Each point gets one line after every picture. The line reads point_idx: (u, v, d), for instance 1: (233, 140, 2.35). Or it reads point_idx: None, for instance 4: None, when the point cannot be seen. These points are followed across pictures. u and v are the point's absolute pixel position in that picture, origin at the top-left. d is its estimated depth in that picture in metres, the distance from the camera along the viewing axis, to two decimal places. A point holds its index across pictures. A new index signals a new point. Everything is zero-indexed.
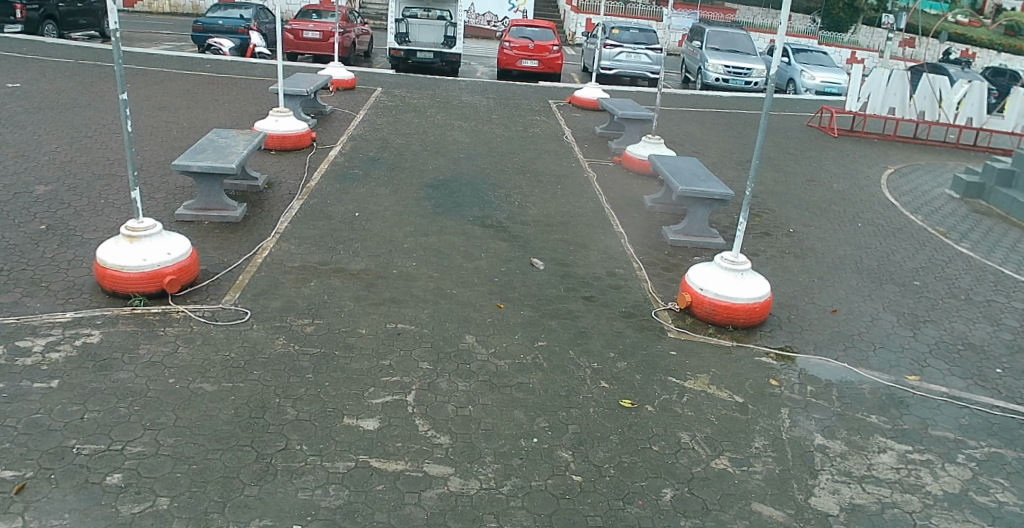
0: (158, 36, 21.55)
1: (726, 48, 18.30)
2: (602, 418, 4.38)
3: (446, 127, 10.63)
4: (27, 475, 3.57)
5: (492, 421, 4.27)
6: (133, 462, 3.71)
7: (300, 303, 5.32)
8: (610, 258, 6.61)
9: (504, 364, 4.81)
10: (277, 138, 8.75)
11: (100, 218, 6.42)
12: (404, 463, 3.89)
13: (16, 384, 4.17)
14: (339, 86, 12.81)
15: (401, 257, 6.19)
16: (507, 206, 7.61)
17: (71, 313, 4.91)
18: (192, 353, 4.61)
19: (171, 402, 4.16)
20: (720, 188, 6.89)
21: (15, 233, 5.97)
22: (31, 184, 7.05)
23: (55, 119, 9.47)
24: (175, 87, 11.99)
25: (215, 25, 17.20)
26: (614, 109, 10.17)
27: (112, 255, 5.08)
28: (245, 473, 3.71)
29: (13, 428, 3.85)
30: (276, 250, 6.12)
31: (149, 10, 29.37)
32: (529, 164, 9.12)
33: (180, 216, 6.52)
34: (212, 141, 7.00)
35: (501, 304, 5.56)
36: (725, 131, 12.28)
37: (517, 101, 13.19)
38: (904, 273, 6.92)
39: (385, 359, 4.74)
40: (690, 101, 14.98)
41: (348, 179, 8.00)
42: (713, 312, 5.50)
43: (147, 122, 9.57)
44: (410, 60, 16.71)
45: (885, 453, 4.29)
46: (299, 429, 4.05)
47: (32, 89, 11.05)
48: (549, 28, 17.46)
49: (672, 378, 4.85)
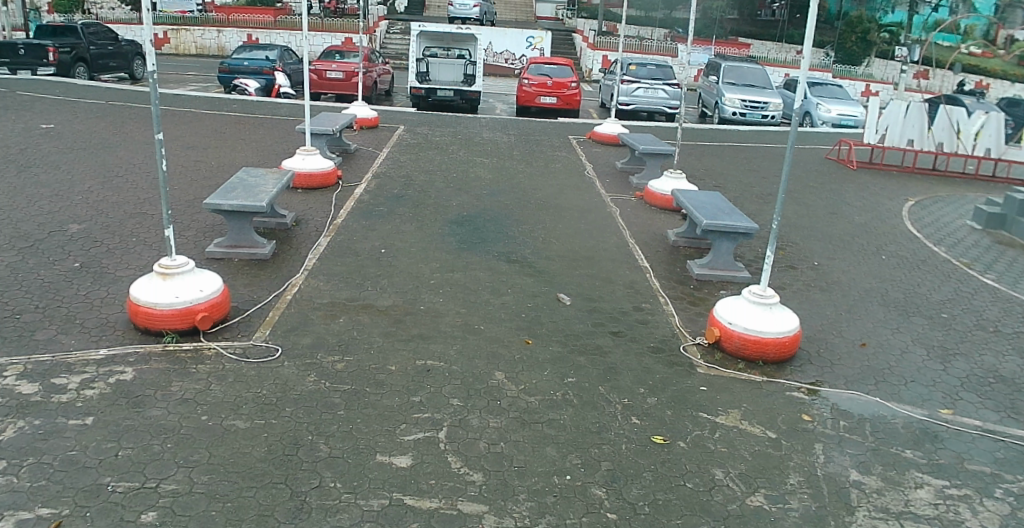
0: (183, 78, 21.99)
1: (742, 82, 18.42)
2: (635, 455, 4.34)
3: (469, 164, 10.74)
4: (61, 513, 3.56)
5: (525, 458, 4.24)
6: (168, 500, 3.71)
7: (330, 339, 5.33)
8: (636, 292, 6.60)
9: (535, 400, 4.78)
10: (304, 177, 8.84)
11: (132, 256, 6.49)
12: (439, 501, 3.86)
13: (51, 422, 4.20)
14: (363, 125, 12.94)
15: (428, 293, 6.21)
16: (532, 241, 7.63)
17: (104, 350, 4.94)
18: (224, 391, 4.62)
19: (205, 439, 4.17)
20: (744, 221, 6.85)
21: (50, 271, 6.05)
22: (64, 224, 7.15)
23: (87, 159, 9.64)
24: (203, 127, 12.19)
25: (242, 66, 17.47)
26: (634, 143, 10.20)
27: (144, 292, 5.12)
28: (280, 511, 3.70)
29: (48, 466, 3.86)
30: (305, 286, 6.15)
31: (175, 52, 30.10)
32: (552, 199, 9.16)
33: (211, 253, 6.58)
34: (242, 180, 7.06)
35: (529, 340, 5.55)
36: (746, 165, 12.30)
37: (539, 138, 13.29)
38: (931, 306, 6.86)
39: (416, 395, 4.73)
40: (710, 136, 15.05)
41: (374, 216, 8.06)
42: (742, 346, 5.47)
43: (176, 162, 9.73)
44: (431, 98, 16.80)
45: (921, 489, 4.21)
46: (333, 467, 4.03)
47: (64, 130, 11.25)
48: (567, 65, 17.55)
49: (703, 414, 4.81)
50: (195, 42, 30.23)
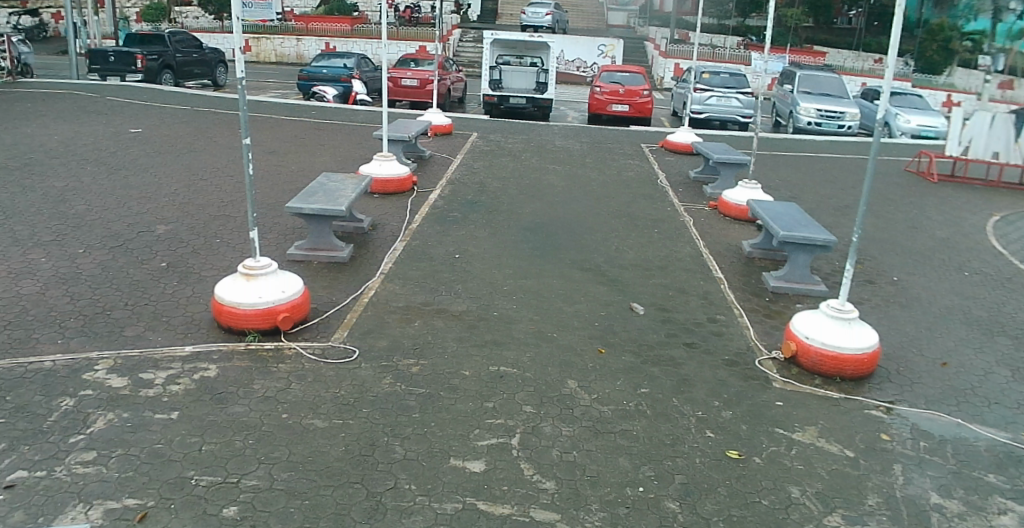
0: (264, 85, 22.74)
1: (818, 92, 18.00)
2: (708, 469, 4.26)
3: (541, 171, 10.78)
4: (148, 504, 3.70)
5: (597, 468, 4.21)
6: (249, 495, 3.81)
7: (405, 342, 5.41)
8: (710, 303, 6.50)
9: (608, 410, 4.75)
10: (381, 182, 9.01)
11: (216, 257, 6.72)
12: (511, 507, 3.86)
13: (139, 415, 4.37)
14: (436, 131, 13.12)
15: (501, 299, 6.24)
16: (604, 250, 7.59)
17: (190, 347, 5.12)
18: (304, 390, 4.73)
19: (284, 437, 4.27)
20: (822, 233, 6.67)
21: (140, 270, 6.31)
22: (153, 224, 7.46)
23: (176, 162, 10.05)
24: (284, 133, 12.56)
25: (319, 74, 17.95)
26: (708, 153, 10.06)
27: (229, 292, 5.30)
28: (356, 511, 3.75)
29: (136, 458, 4.02)
30: (381, 290, 6.25)
31: (257, 60, 31.21)
32: (625, 208, 9.11)
33: (292, 255, 6.76)
34: (323, 185, 7.23)
35: (602, 349, 5.52)
36: (823, 176, 11.99)
37: (611, 145, 13.24)
38: (1020, 326, 6.54)
39: (489, 401, 4.75)
40: (784, 146, 14.74)
41: (447, 221, 8.16)
42: (819, 361, 5.33)
43: (258, 166, 10.05)
44: (503, 106, 16.88)
45: (1009, 516, 4.01)
46: (408, 469, 4.08)
47: (153, 135, 11.75)
48: (640, 73, 17.46)
49: (779, 429, 4.69)
50: (275, 50, 31.24)
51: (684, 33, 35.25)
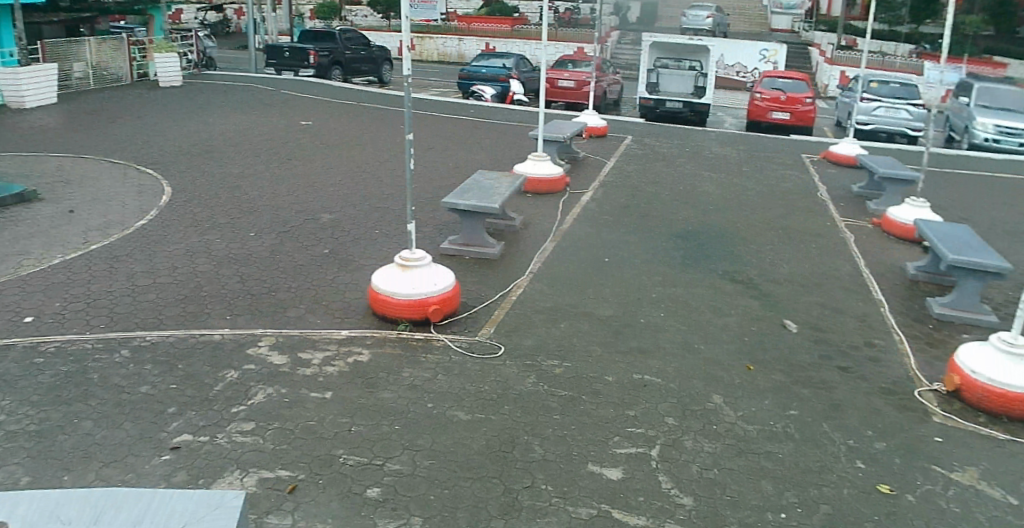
0: (426, 83, 23.65)
1: (998, 106, 16.59)
2: (857, 502, 4.01)
3: (697, 178, 10.54)
4: (298, 478, 3.89)
5: (738, 488, 4.05)
6: (392, 479, 3.94)
7: (551, 343, 5.44)
8: (868, 326, 6.13)
9: (753, 430, 4.58)
10: (535, 182, 9.11)
11: (372, 246, 7.04)
12: (646, 519, 3.78)
13: (296, 391, 4.63)
14: (591, 133, 13.12)
15: (648, 306, 6.16)
16: (757, 262, 7.33)
17: (346, 332, 5.38)
18: (450, 382, 4.85)
19: (429, 426, 4.40)
20: (996, 259, 6.13)
21: (304, 254, 6.71)
22: (319, 212, 7.92)
23: (343, 154, 10.62)
24: (444, 130, 13.00)
25: (479, 74, 18.38)
26: (873, 166, 9.51)
27: (385, 282, 5.51)
28: (493, 506, 3.80)
29: (291, 431, 4.26)
30: (529, 289, 6.32)
31: (420, 58, 32.47)
32: (783, 220, 8.75)
33: (445, 249, 6.98)
34: (478, 182, 7.41)
35: (750, 366, 5.33)
36: (1003, 198, 11.02)
37: (769, 155, 12.79)
38: None
39: (631, 409, 4.70)
40: (956, 162, 13.69)
41: (596, 224, 8.14)
42: (986, 398, 4.90)
43: (418, 161, 10.45)
44: (659, 109, 16.70)
45: None
46: (546, 469, 4.10)
47: (323, 128, 12.49)
48: (803, 80, 16.76)
49: (937, 468, 4.35)
50: (438, 49, 32.33)
51: (852, 39, 33.39)
